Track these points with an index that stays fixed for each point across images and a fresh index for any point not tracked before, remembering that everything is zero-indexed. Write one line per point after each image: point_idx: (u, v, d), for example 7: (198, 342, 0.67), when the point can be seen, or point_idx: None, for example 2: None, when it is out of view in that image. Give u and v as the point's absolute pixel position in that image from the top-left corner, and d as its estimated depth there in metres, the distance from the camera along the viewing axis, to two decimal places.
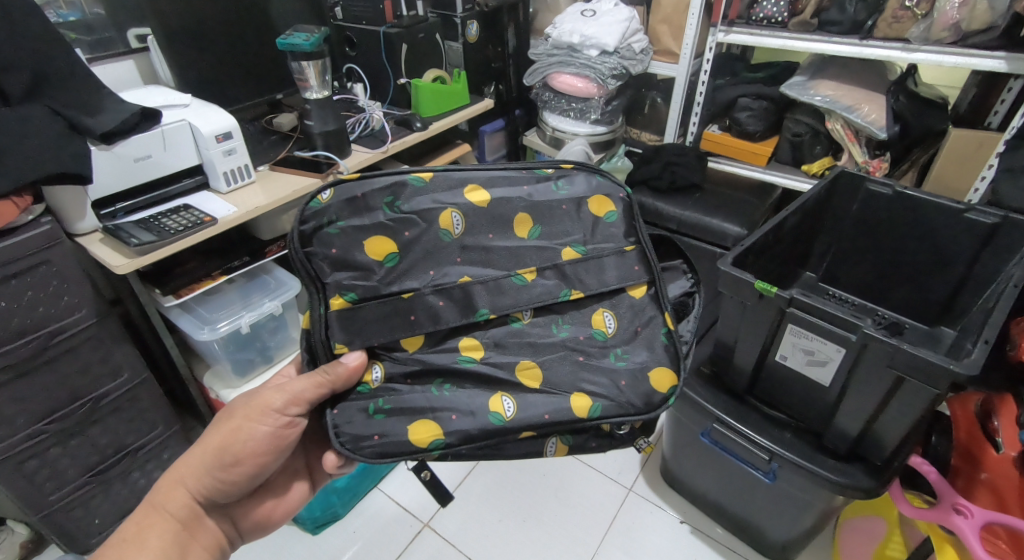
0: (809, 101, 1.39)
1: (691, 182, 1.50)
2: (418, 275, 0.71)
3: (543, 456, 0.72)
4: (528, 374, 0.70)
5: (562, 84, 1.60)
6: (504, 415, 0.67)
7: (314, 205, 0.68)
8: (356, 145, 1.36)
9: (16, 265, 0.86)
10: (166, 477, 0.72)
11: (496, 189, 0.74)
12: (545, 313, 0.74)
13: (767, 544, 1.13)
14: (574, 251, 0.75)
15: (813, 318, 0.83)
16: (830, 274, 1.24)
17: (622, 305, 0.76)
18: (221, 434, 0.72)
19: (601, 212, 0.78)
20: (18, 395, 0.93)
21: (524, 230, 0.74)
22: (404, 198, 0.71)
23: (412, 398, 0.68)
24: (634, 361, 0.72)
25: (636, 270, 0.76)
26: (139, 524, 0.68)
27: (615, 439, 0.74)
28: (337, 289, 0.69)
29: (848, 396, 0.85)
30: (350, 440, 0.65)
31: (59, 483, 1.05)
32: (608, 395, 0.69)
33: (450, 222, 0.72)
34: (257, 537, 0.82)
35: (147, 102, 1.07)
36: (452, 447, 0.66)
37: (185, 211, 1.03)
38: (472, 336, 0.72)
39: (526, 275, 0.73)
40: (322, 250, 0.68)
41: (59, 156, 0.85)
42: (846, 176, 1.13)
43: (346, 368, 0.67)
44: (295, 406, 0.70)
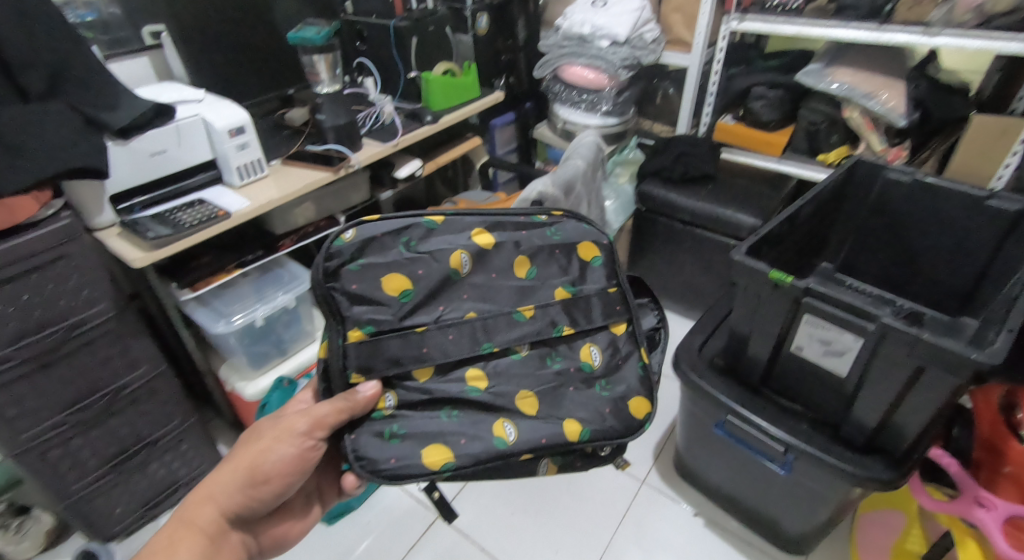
0: (826, 88, 1.36)
1: (705, 172, 1.48)
2: (429, 310, 0.74)
3: (535, 474, 0.80)
4: (526, 402, 0.76)
5: (573, 76, 1.59)
6: (507, 439, 0.72)
7: (337, 243, 0.70)
8: (366, 138, 1.36)
9: (36, 259, 0.87)
10: (194, 493, 0.72)
11: (500, 233, 0.78)
12: (541, 346, 0.79)
13: (783, 537, 1.12)
14: (566, 291, 0.80)
15: (831, 308, 0.81)
16: (847, 264, 1.22)
17: (603, 340, 0.83)
18: (250, 454, 0.73)
19: (588, 257, 0.83)
20: (40, 384, 0.95)
21: (523, 271, 0.78)
22: (418, 239, 0.74)
23: (422, 423, 0.72)
24: (617, 392, 0.81)
25: (617, 309, 0.84)
26: (169, 537, 0.68)
27: (597, 457, 0.82)
28: (355, 322, 0.70)
29: (865, 387, 0.84)
30: (369, 464, 0.69)
31: (81, 473, 1.07)
32: (594, 421, 0.76)
33: (459, 262, 0.74)
34: (274, 556, 0.82)
35: (161, 98, 1.08)
36: (463, 468, 0.71)
37: (200, 205, 1.04)
38: (476, 367, 0.75)
39: (525, 312, 0.77)
40: (342, 285, 0.70)
41: (77, 151, 0.86)
42: (863, 165, 1.11)
43: (364, 397, 0.70)
44: (320, 430, 0.72)
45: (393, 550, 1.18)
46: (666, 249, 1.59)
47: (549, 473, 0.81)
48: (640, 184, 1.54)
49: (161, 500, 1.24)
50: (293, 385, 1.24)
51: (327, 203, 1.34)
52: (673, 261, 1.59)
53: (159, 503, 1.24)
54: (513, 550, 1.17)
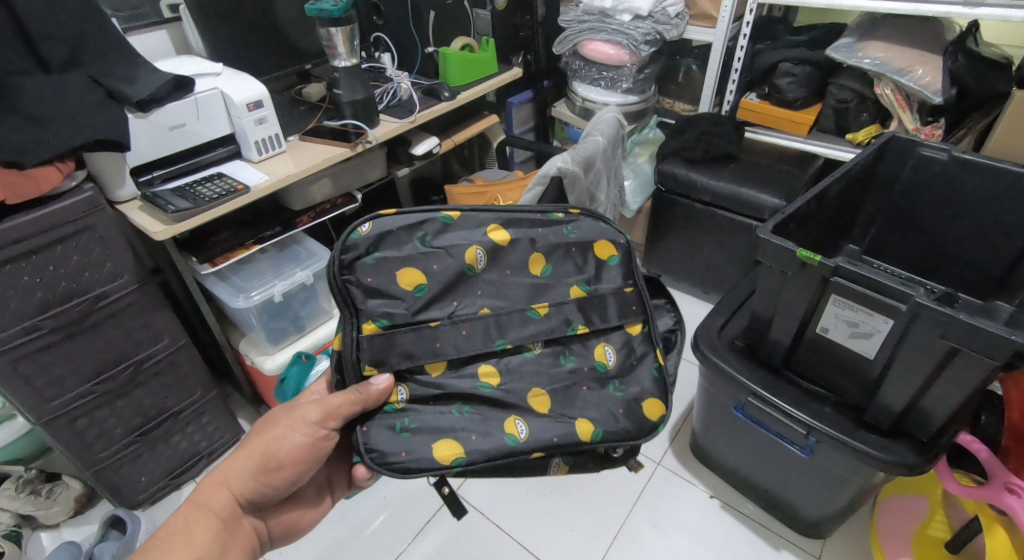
0: (857, 64, 1.30)
1: (728, 152, 1.45)
2: (443, 305, 0.73)
3: (546, 473, 0.81)
4: (538, 401, 0.75)
5: (594, 52, 1.55)
6: (518, 437, 0.72)
7: (353, 236, 0.69)
8: (384, 115, 1.34)
9: (60, 231, 0.88)
10: (209, 478, 0.73)
11: (516, 229, 0.77)
12: (554, 345, 0.78)
13: (801, 521, 1.11)
14: (581, 290, 0.79)
15: (860, 288, 0.79)
16: (875, 246, 1.19)
17: (618, 341, 0.82)
18: (263, 441, 0.74)
19: (604, 255, 0.82)
20: (67, 355, 0.97)
21: (538, 268, 0.77)
22: (433, 234, 0.73)
23: (435, 418, 0.72)
24: (630, 393, 0.80)
25: (633, 309, 0.83)
26: (185, 519, 0.69)
27: (610, 459, 0.83)
28: (369, 315, 0.70)
29: (893, 371, 0.82)
30: (379, 456, 0.69)
31: (107, 442, 1.10)
32: (606, 422, 0.76)
33: (473, 257, 0.74)
34: (284, 543, 0.82)
35: (180, 71, 1.07)
36: (474, 464, 0.70)
37: (219, 179, 1.04)
38: (488, 363, 0.75)
39: (540, 309, 0.77)
40: (358, 278, 0.69)
41: (97, 123, 0.87)
42: (895, 143, 1.08)
43: (377, 389, 0.70)
44: (332, 420, 0.72)
45: (410, 524, 1.20)
46: (685, 231, 1.56)
47: (559, 473, 0.82)
48: (660, 163, 1.51)
49: (183, 470, 1.27)
50: (312, 359, 1.25)
51: (346, 180, 1.34)
52: (693, 243, 1.56)
53: (182, 473, 1.27)
54: (528, 527, 1.18)
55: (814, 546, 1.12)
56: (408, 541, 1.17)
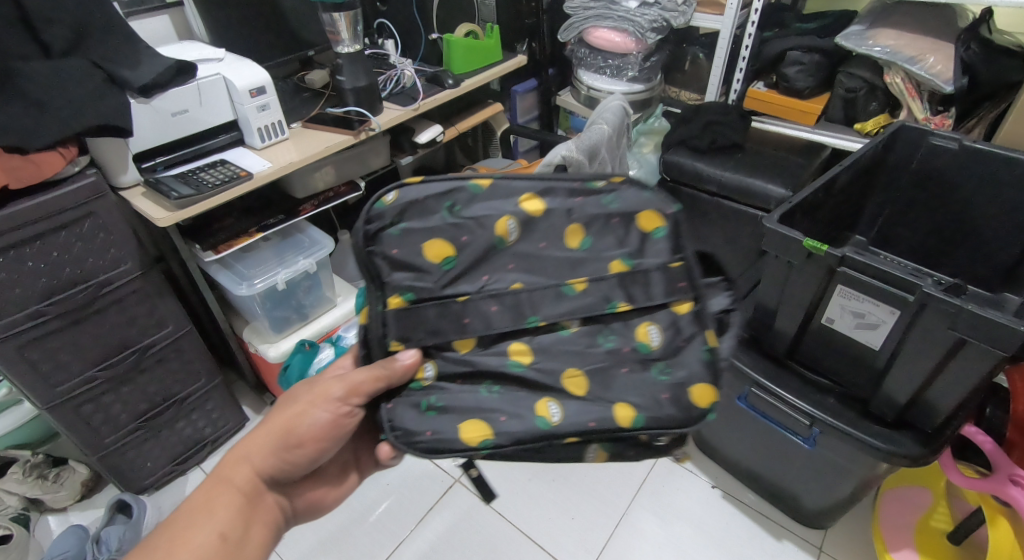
0: (867, 52, 1.28)
1: (734, 141, 1.43)
2: (473, 279, 0.64)
3: (582, 461, 0.68)
4: (573, 381, 0.64)
5: (599, 40, 1.53)
6: (550, 420, 0.63)
7: (378, 206, 0.62)
8: (387, 102, 1.33)
9: (65, 216, 0.88)
10: (231, 452, 0.71)
11: (552, 198, 0.64)
12: (592, 325, 0.64)
13: (802, 511, 1.12)
14: (624, 265, 0.64)
15: (867, 278, 0.79)
16: (882, 236, 1.18)
17: (664, 321, 0.65)
18: (285, 416, 0.71)
19: (650, 228, 0.64)
20: (71, 341, 0.97)
21: (575, 240, 0.64)
22: (462, 203, 0.63)
23: (462, 398, 0.65)
24: (676, 377, 0.64)
25: (682, 285, 0.64)
26: (207, 493, 0.68)
27: (654, 447, 0.68)
28: (395, 288, 0.63)
29: (899, 361, 0.81)
30: (403, 435, 0.64)
31: (113, 427, 1.10)
32: (649, 408, 0.62)
33: (504, 228, 0.63)
34: (309, 519, 0.80)
35: (182, 56, 1.07)
36: (502, 448, 0.62)
37: (223, 165, 1.04)
38: (520, 341, 0.65)
39: (576, 285, 0.63)
40: (382, 250, 0.62)
41: (100, 108, 0.86)
42: (904, 132, 1.07)
43: (402, 365, 0.64)
44: (355, 397, 0.67)
45: (413, 511, 1.21)
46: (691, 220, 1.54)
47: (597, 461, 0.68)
48: (665, 153, 1.49)
49: (188, 456, 1.28)
50: (314, 348, 1.25)
51: (349, 168, 1.34)
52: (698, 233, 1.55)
53: (187, 459, 1.28)
54: (528, 515, 1.19)
55: (815, 535, 1.13)
56: (410, 528, 1.18)
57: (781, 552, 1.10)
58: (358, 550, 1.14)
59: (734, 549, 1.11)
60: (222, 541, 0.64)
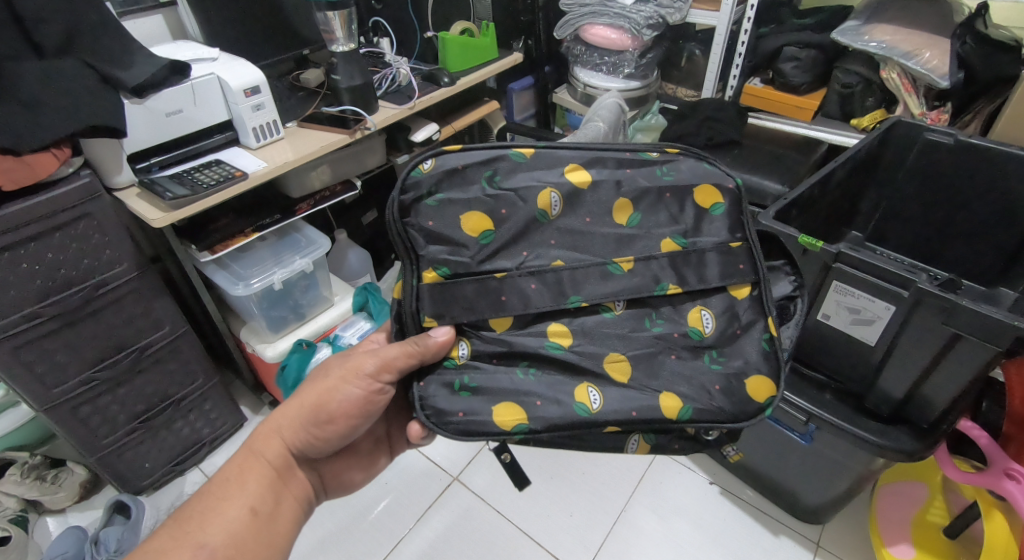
0: (863, 47, 1.28)
1: (730, 137, 1.42)
2: (512, 255, 0.66)
3: (624, 452, 0.70)
4: (616, 367, 0.66)
5: (595, 37, 1.53)
6: (590, 407, 0.63)
7: (415, 175, 0.64)
8: (382, 101, 1.32)
9: (58, 218, 0.88)
10: (263, 425, 0.73)
11: (598, 170, 0.69)
12: (637, 306, 0.69)
13: (799, 507, 1.12)
14: (675, 243, 0.69)
15: (863, 275, 0.79)
16: (878, 232, 1.18)
17: (718, 305, 0.70)
18: (317, 392, 0.72)
19: (707, 203, 0.70)
20: (67, 342, 0.97)
21: (623, 216, 0.68)
22: (503, 173, 0.67)
23: (496, 380, 0.65)
24: (731, 366, 0.68)
25: (740, 268, 0.70)
26: (239, 467, 0.70)
27: (701, 443, 0.71)
28: (430, 262, 0.65)
29: (894, 356, 0.81)
30: (434, 414, 0.64)
31: (110, 428, 1.10)
32: (700, 399, 0.65)
33: (548, 202, 0.67)
34: (339, 494, 0.83)
35: (176, 56, 1.06)
36: (536, 433, 0.63)
37: (217, 166, 1.04)
38: (561, 323, 0.67)
39: (622, 265, 0.68)
40: (418, 221, 0.64)
41: (94, 108, 0.85)
42: (899, 127, 1.08)
43: (436, 343, 0.65)
44: (386, 373, 0.68)
45: (410, 511, 1.21)
46: None
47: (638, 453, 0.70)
48: None
49: (186, 456, 1.28)
50: (312, 348, 1.25)
51: (345, 167, 1.33)
52: None
53: (186, 460, 1.28)
54: (529, 513, 1.19)
55: (813, 531, 1.13)
56: (414, 521, 1.19)
57: (778, 547, 1.11)
58: (356, 546, 1.15)
59: (731, 545, 1.11)
60: (252, 515, 0.67)
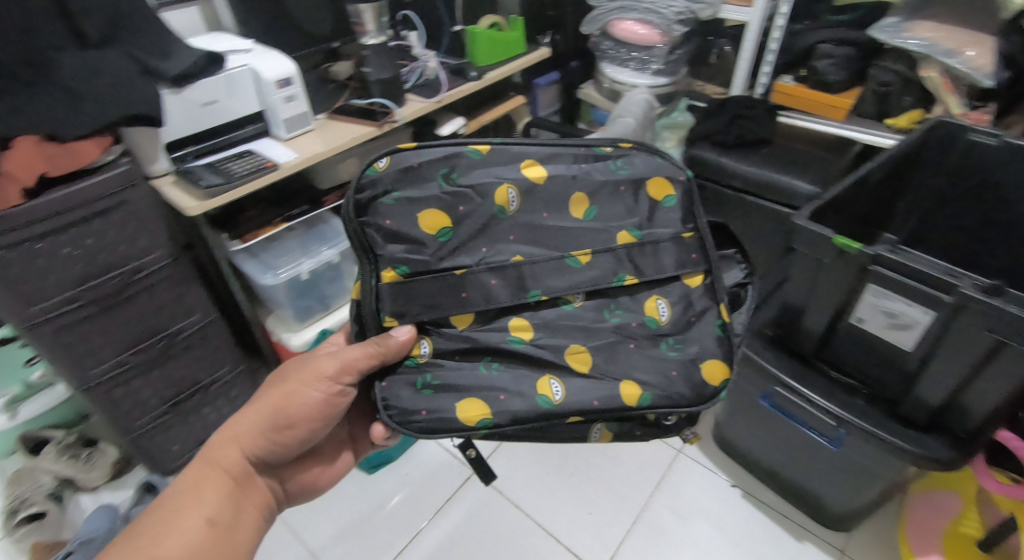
0: (902, 44, 1.25)
1: (761, 136, 1.40)
2: (471, 251, 0.69)
3: (588, 440, 0.76)
4: (577, 358, 0.70)
5: (624, 32, 1.52)
6: (552, 398, 0.67)
7: (371, 173, 0.68)
8: (410, 95, 1.32)
9: (97, 204, 0.90)
10: (218, 435, 0.74)
11: (554, 165, 0.71)
12: (597, 298, 0.72)
13: (827, 514, 1.10)
14: (630, 235, 0.72)
15: (901, 278, 0.76)
16: (914, 235, 1.15)
17: (674, 293, 0.74)
18: (275, 398, 0.74)
19: (660, 196, 0.73)
20: (104, 326, 1.00)
21: (580, 210, 0.71)
22: (461, 170, 0.69)
23: (458, 376, 0.68)
24: (687, 353, 0.72)
25: (693, 258, 0.74)
26: (194, 479, 0.69)
27: (660, 428, 0.76)
28: (389, 262, 0.68)
29: (934, 364, 0.79)
30: (398, 413, 0.68)
31: (142, 411, 1.13)
32: (658, 385, 0.69)
33: (505, 198, 0.69)
34: (301, 501, 0.84)
35: (213, 47, 1.08)
36: (501, 427, 0.67)
37: (249, 156, 1.05)
38: (521, 317, 0.70)
39: (581, 258, 0.71)
40: (376, 221, 0.67)
41: (133, 98, 0.87)
42: (942, 129, 1.04)
43: (397, 342, 0.68)
44: (347, 374, 0.71)
45: (427, 504, 1.21)
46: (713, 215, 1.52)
47: (603, 441, 0.77)
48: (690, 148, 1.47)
49: None
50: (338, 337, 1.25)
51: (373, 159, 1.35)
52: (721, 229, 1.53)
53: None
54: (549, 509, 1.19)
55: (839, 538, 1.11)
56: (428, 518, 1.19)
57: (802, 553, 1.09)
58: (373, 539, 1.16)
59: (753, 548, 1.10)
60: (211, 526, 0.66)
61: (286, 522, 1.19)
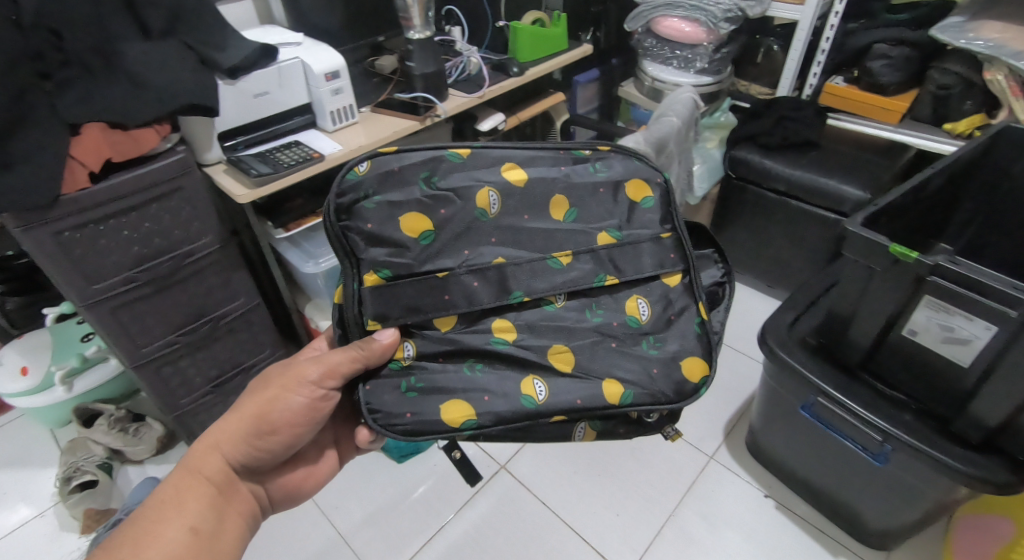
0: (966, 45, 1.18)
1: (808, 139, 1.36)
2: (453, 254, 0.69)
3: (571, 439, 0.75)
4: (560, 358, 0.71)
5: (668, 30, 1.49)
6: (536, 398, 0.69)
7: (351, 178, 0.68)
8: (452, 89, 1.33)
9: (156, 189, 0.94)
10: (201, 441, 0.72)
11: (534, 168, 0.72)
12: (579, 298, 0.73)
13: (865, 531, 1.07)
14: (610, 236, 0.73)
15: (962, 290, 0.73)
16: (971, 246, 1.10)
17: (654, 293, 0.75)
18: (257, 404, 0.73)
19: (638, 197, 0.76)
20: (156, 307, 1.04)
21: (560, 213, 0.72)
22: (441, 173, 0.69)
23: (444, 378, 0.69)
24: (667, 351, 0.74)
25: (672, 258, 0.76)
26: (175, 487, 0.68)
27: (643, 425, 0.77)
28: (371, 265, 0.67)
29: (992, 381, 0.76)
30: (383, 417, 0.68)
31: (188, 390, 1.18)
32: (639, 383, 0.71)
33: (486, 201, 0.70)
34: (286, 508, 0.83)
35: (266, 39, 1.11)
36: (485, 427, 0.68)
37: (296, 147, 1.08)
38: (505, 318, 0.71)
39: (562, 259, 0.71)
40: (357, 224, 0.67)
41: (191, 88, 0.90)
42: (1009, 134, 0.99)
43: (380, 345, 0.68)
44: (331, 379, 0.71)
45: (453, 498, 1.22)
46: (752, 219, 1.49)
47: (586, 440, 0.76)
48: (732, 149, 1.43)
49: None
50: None
51: None
52: (761, 233, 1.49)
53: None
54: (576, 509, 1.19)
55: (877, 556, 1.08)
56: (454, 512, 1.20)
57: None
58: (400, 526, 1.18)
59: None
60: (193, 534, 0.65)
61: (319, 505, 1.22)
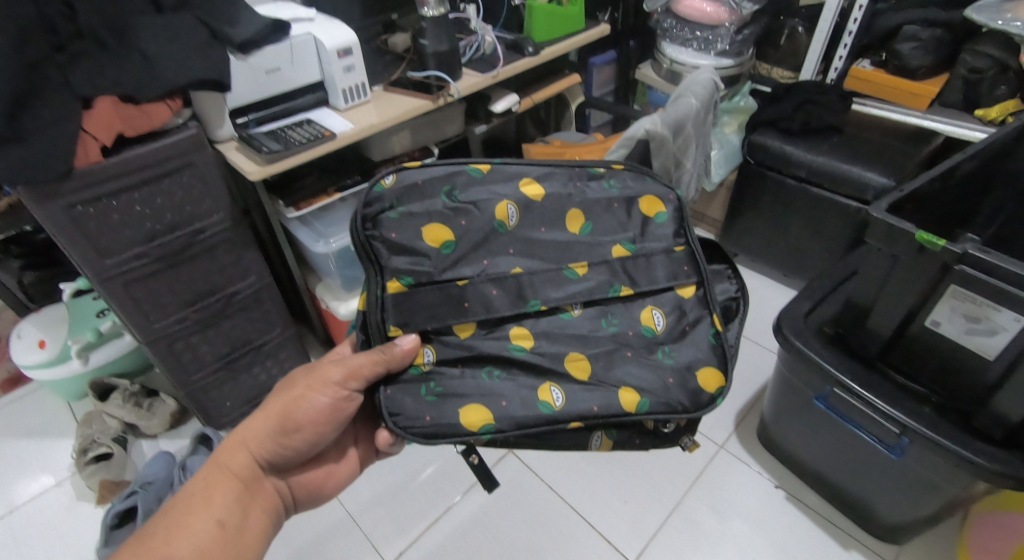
0: (1002, 26, 1.13)
1: (832, 124, 1.32)
2: (473, 263, 0.69)
3: (587, 448, 0.74)
4: (577, 365, 0.69)
5: (689, 9, 1.44)
6: (553, 405, 0.67)
7: (377, 190, 0.69)
8: (466, 68, 1.31)
9: (168, 164, 0.94)
10: (229, 439, 0.74)
11: (550, 184, 0.73)
12: (595, 307, 0.72)
13: (877, 525, 1.05)
14: (624, 249, 0.74)
15: (991, 280, 0.70)
16: (998, 237, 1.07)
17: (668, 304, 0.75)
18: (283, 403, 0.74)
19: (652, 212, 0.76)
20: (167, 281, 1.04)
21: (576, 225, 0.73)
22: (460, 187, 0.71)
23: (461, 384, 0.68)
24: (681, 360, 0.72)
25: (685, 270, 0.76)
26: (205, 481, 0.69)
27: (659, 436, 0.75)
28: (393, 273, 0.68)
29: (1017, 375, 0.73)
30: (402, 420, 0.67)
31: (199, 366, 1.19)
32: (655, 391, 0.69)
33: (505, 213, 0.70)
34: (309, 508, 0.83)
35: (278, 14, 1.10)
36: (503, 432, 0.66)
37: (309, 124, 1.07)
38: (522, 326, 0.70)
39: (578, 270, 0.72)
40: (380, 233, 0.67)
41: (201, 61, 0.88)
42: None
43: (402, 350, 0.67)
44: (353, 381, 0.71)
45: (462, 476, 1.23)
46: (771, 206, 1.45)
47: (602, 449, 0.75)
48: (751, 133, 1.40)
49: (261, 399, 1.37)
50: None
51: (424, 134, 1.34)
52: (779, 221, 1.46)
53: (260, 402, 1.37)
54: (583, 495, 1.18)
55: (888, 549, 1.06)
56: (461, 493, 1.20)
57: None
58: (408, 505, 1.19)
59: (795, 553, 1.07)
60: (220, 527, 0.65)
61: None
